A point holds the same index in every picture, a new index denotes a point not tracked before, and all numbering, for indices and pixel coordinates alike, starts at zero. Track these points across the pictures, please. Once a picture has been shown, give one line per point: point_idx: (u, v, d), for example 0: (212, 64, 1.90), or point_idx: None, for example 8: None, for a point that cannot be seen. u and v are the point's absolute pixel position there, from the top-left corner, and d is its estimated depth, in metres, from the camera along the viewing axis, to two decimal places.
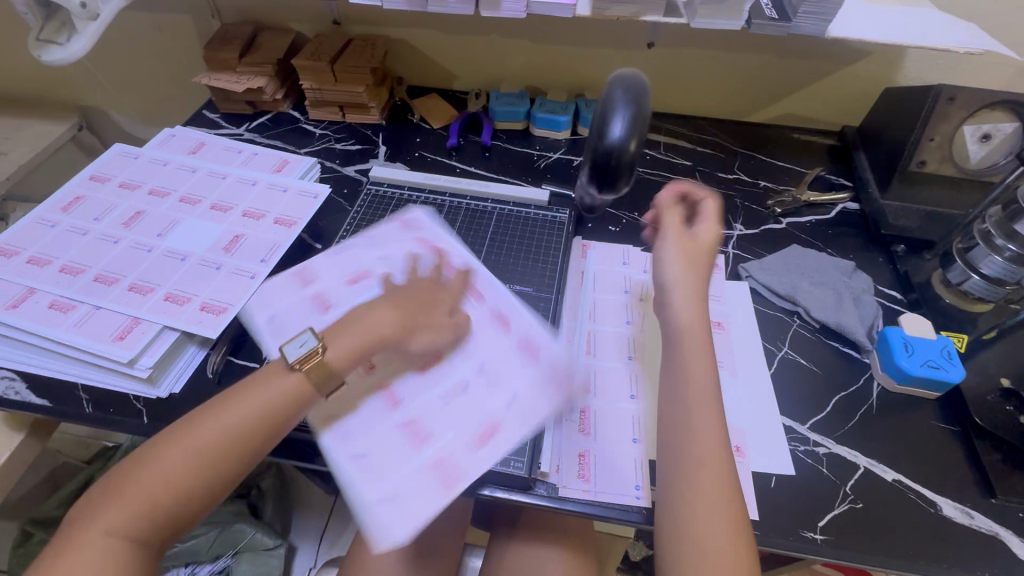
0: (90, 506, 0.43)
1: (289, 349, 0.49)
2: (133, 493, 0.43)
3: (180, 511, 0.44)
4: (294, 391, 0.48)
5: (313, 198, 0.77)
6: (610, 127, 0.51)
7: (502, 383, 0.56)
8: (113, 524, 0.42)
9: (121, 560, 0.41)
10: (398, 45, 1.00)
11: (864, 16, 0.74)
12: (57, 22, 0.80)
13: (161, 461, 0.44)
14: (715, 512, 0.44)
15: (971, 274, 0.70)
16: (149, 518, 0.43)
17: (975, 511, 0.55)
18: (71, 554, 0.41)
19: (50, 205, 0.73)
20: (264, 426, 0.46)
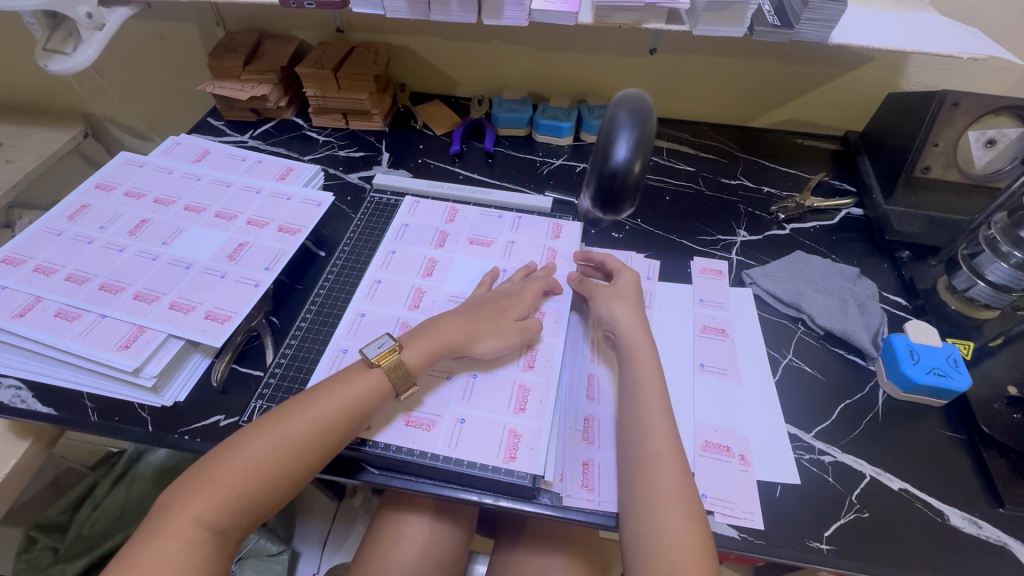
0: (179, 496, 0.48)
1: (369, 350, 0.58)
2: (221, 483, 0.48)
3: (260, 498, 0.49)
4: (374, 386, 0.55)
5: (317, 206, 0.77)
6: (614, 149, 0.48)
7: (524, 402, 0.59)
8: (189, 517, 0.47)
9: (205, 544, 0.47)
10: (400, 52, 1.01)
11: (867, 22, 0.74)
12: (63, 32, 0.81)
13: (246, 453, 0.50)
14: (676, 505, 0.50)
15: (977, 280, 0.70)
16: (233, 505, 0.48)
17: (983, 521, 0.55)
18: (160, 539, 0.46)
19: (56, 214, 0.74)
20: (341, 421, 0.53)
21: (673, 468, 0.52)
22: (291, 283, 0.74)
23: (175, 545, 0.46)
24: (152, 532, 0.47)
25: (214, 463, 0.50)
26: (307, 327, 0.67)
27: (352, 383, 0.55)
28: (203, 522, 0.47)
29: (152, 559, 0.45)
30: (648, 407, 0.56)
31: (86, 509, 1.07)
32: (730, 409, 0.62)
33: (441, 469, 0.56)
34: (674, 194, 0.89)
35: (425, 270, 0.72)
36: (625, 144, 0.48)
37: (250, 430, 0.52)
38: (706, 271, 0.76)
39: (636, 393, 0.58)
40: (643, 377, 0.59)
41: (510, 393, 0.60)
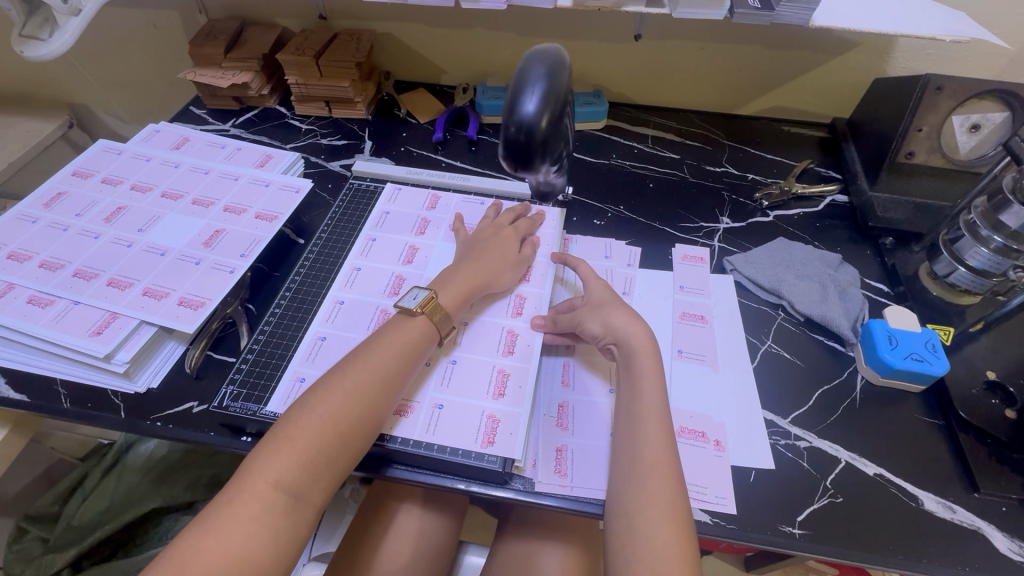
0: (256, 459, 0.47)
1: (406, 302, 0.59)
2: (301, 442, 0.47)
3: (336, 459, 0.49)
4: (421, 335, 0.57)
5: (295, 194, 0.76)
6: (523, 100, 0.45)
7: (504, 387, 0.58)
8: (268, 480, 0.45)
9: (283, 509, 0.45)
10: (384, 39, 1.00)
11: (850, 5, 0.73)
12: (40, 17, 0.80)
13: (323, 409, 0.49)
14: (668, 519, 0.47)
15: (957, 266, 0.69)
16: (314, 464, 0.47)
17: (958, 505, 0.55)
18: (238, 505, 0.44)
19: (32, 201, 0.73)
20: (398, 372, 0.54)
21: (665, 473, 0.50)
22: (269, 270, 0.73)
23: (257, 510, 0.44)
24: (227, 498, 0.45)
25: (289, 424, 0.49)
26: (281, 312, 0.66)
27: (403, 331, 0.56)
28: (286, 484, 0.46)
29: (232, 525, 0.43)
30: (642, 415, 0.54)
31: (75, 499, 1.07)
32: (707, 395, 0.62)
33: (412, 454, 0.55)
34: (658, 181, 0.88)
35: (407, 257, 0.71)
36: (534, 98, 0.45)
37: (313, 389, 0.51)
38: (688, 258, 0.76)
39: (633, 403, 0.55)
40: (638, 384, 0.55)
41: (490, 379, 0.59)
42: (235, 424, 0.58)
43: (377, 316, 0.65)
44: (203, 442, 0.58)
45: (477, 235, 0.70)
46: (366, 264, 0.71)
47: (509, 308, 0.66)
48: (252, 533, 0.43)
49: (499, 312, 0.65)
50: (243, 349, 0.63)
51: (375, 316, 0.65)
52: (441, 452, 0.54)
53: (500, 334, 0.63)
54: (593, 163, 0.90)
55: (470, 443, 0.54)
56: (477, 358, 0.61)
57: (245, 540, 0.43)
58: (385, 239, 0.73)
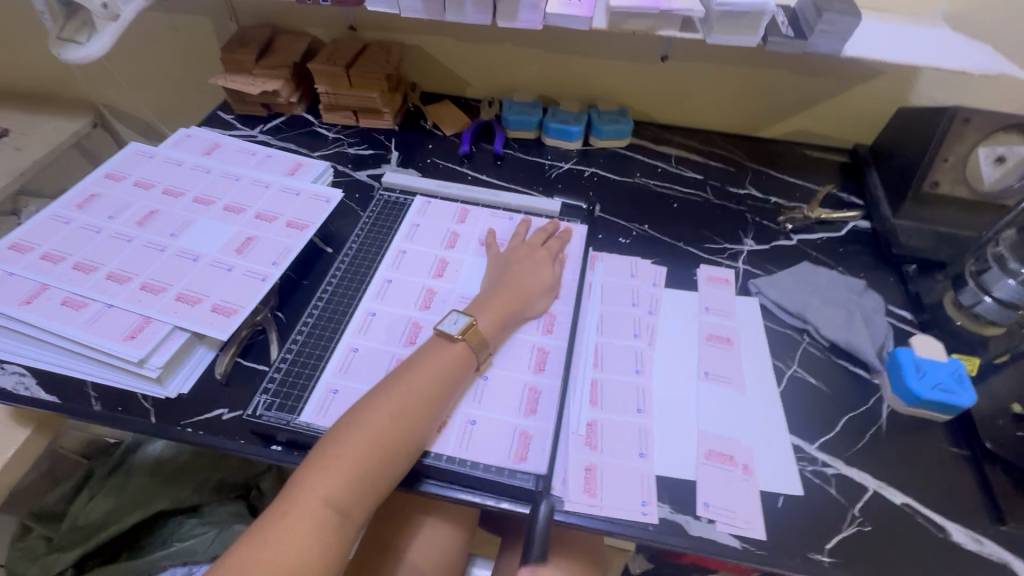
0: (304, 474, 0.48)
1: (446, 326, 0.60)
2: (348, 459, 0.48)
3: (382, 476, 0.50)
4: (461, 358, 0.58)
5: (326, 203, 0.77)
6: None
7: (535, 404, 0.59)
8: (317, 497, 0.46)
9: (332, 527, 0.46)
10: (413, 52, 1.01)
11: (878, 36, 0.75)
12: (78, 21, 0.80)
13: (368, 429, 0.50)
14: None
15: (983, 296, 0.69)
16: (359, 483, 0.48)
17: (986, 537, 0.55)
18: (290, 520, 0.45)
19: (65, 202, 0.74)
20: (439, 392, 0.55)
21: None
22: (298, 279, 0.74)
23: (307, 527, 0.45)
24: (281, 511, 0.46)
25: (335, 440, 0.49)
26: (313, 322, 0.67)
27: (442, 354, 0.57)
28: (335, 499, 0.47)
29: (284, 537, 0.44)
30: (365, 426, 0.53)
31: (82, 499, 1.07)
32: (734, 417, 0.62)
33: (444, 470, 0.55)
34: (682, 202, 0.89)
35: (438, 270, 0.72)
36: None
37: (359, 406, 0.52)
38: (712, 280, 0.76)
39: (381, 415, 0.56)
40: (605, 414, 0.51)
41: (522, 395, 0.60)
42: (265, 433, 0.58)
43: (407, 330, 0.65)
44: (232, 450, 0.58)
45: (510, 255, 0.71)
46: (397, 276, 0.71)
47: (539, 325, 0.67)
48: (303, 546, 0.44)
49: (530, 328, 0.66)
50: (274, 357, 0.64)
51: (407, 330, 0.65)
52: (473, 469, 0.55)
53: (531, 350, 0.64)
54: (617, 181, 0.91)
55: (504, 461, 0.55)
56: (507, 374, 0.62)
57: (293, 552, 0.44)
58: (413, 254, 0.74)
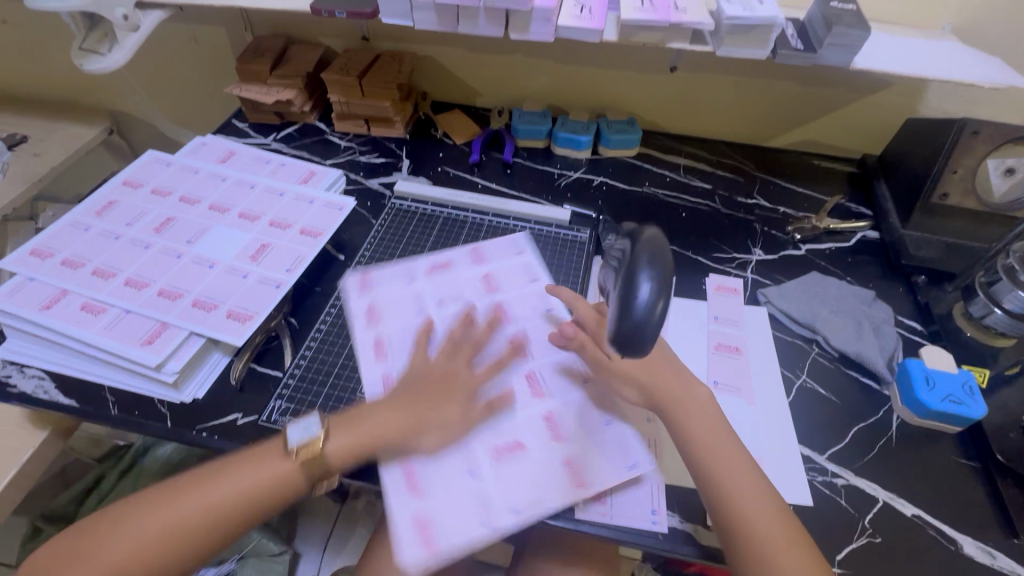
0: (147, 500, 0.50)
1: (296, 432, 0.54)
2: (189, 499, 0.50)
3: (234, 520, 0.51)
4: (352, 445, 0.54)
5: (339, 211, 0.78)
6: (636, 288, 0.44)
7: (560, 434, 0.57)
8: (152, 524, 0.49)
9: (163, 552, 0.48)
10: (423, 62, 1.02)
11: (886, 48, 0.75)
12: (99, 32, 0.83)
13: (238, 475, 0.52)
14: (791, 544, 0.49)
15: (994, 308, 0.70)
16: (197, 522, 0.49)
17: (997, 550, 0.55)
18: (123, 530, 0.49)
19: (84, 209, 0.75)
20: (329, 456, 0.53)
21: (761, 500, 0.52)
22: (311, 286, 0.75)
23: (138, 546, 0.48)
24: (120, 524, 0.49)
25: (202, 477, 0.52)
26: (326, 330, 0.68)
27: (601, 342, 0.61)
28: (182, 526, 0.49)
29: (96, 550, 0.47)
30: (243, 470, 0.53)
31: (92, 501, 1.07)
32: (743, 427, 0.63)
33: None
34: (690, 211, 0.89)
35: (486, 286, 0.71)
36: (649, 283, 0.44)
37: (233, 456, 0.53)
38: (721, 289, 0.77)
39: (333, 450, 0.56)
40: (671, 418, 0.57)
41: (540, 428, 0.58)
42: None
43: (372, 347, 0.64)
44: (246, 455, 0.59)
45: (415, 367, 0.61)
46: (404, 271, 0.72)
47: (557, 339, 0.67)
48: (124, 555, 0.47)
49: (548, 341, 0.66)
50: (289, 363, 0.65)
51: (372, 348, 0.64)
52: None
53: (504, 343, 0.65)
54: (626, 190, 0.92)
55: None
56: (517, 413, 0.58)
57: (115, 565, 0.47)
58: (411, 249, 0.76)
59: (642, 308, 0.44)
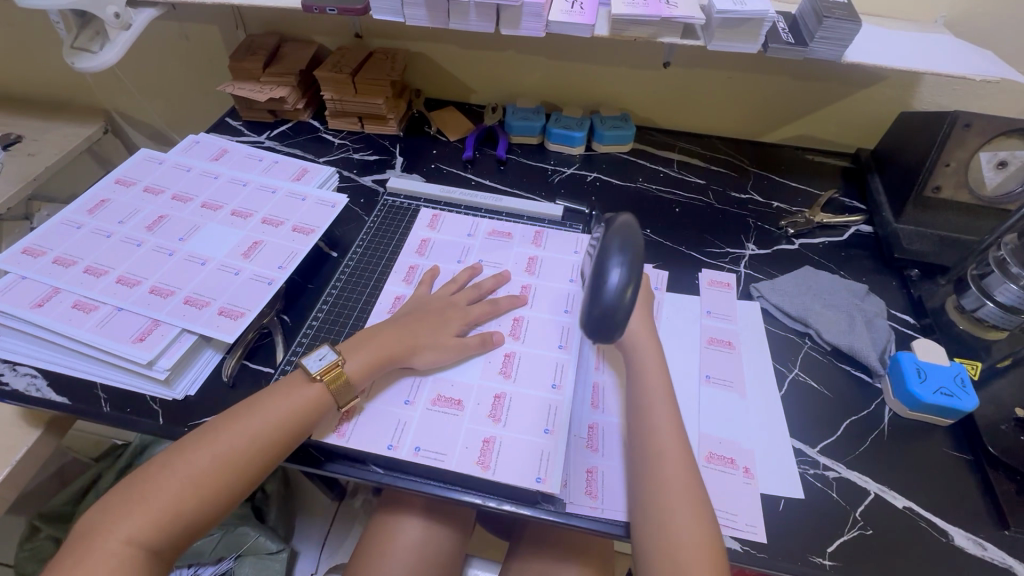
0: (108, 518, 0.48)
1: (311, 363, 0.58)
2: (153, 503, 0.48)
3: (243, 471, 0.52)
4: (316, 401, 0.56)
5: (331, 208, 0.78)
6: (608, 273, 0.45)
7: (500, 413, 0.59)
8: (118, 538, 0.47)
9: (137, 564, 0.46)
10: (417, 59, 1.02)
11: (878, 42, 0.75)
12: (91, 31, 0.82)
13: (236, 429, 0.53)
14: (688, 526, 0.50)
15: (986, 301, 0.69)
16: (167, 524, 0.48)
17: (988, 542, 0.55)
18: (88, 562, 0.46)
19: (77, 207, 0.75)
20: (282, 434, 0.54)
21: (679, 486, 0.52)
22: (303, 283, 0.75)
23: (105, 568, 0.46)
24: (82, 555, 0.47)
25: (208, 434, 0.52)
26: (318, 327, 0.68)
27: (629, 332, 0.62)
28: (202, 482, 0.50)
29: (121, 515, 0.48)
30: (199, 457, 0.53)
31: (90, 500, 1.07)
32: (736, 421, 0.63)
33: (445, 472, 0.56)
34: (684, 206, 0.89)
35: (527, 268, 0.74)
36: (619, 269, 0.45)
37: (180, 444, 0.52)
38: (714, 284, 0.77)
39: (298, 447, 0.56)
40: (642, 395, 0.59)
41: (486, 402, 0.60)
42: None
43: (390, 301, 0.70)
44: None
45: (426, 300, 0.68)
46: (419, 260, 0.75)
47: (554, 338, 0.66)
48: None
49: (544, 338, 0.66)
50: (281, 360, 0.65)
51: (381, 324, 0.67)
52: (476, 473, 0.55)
53: (507, 321, 0.68)
54: (619, 186, 0.92)
55: (505, 465, 0.55)
56: (479, 387, 0.61)
57: (143, 527, 0.47)
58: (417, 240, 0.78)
59: (612, 293, 0.45)
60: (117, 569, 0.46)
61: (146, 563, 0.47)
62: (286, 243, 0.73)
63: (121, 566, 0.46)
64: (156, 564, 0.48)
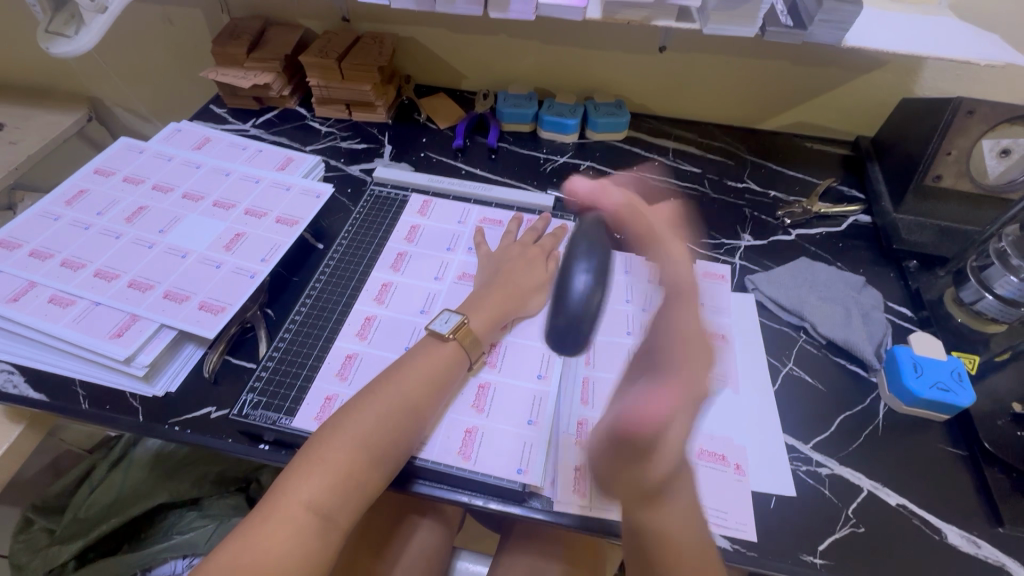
0: (286, 479, 0.48)
1: (437, 325, 0.59)
2: (332, 462, 0.48)
3: (400, 435, 0.52)
4: (451, 357, 0.57)
5: (316, 198, 0.76)
6: None
7: (483, 403, 0.58)
8: (298, 499, 0.46)
9: (313, 528, 0.46)
10: (406, 43, 0.99)
11: (881, 25, 0.72)
12: (66, 14, 0.79)
13: (394, 390, 0.53)
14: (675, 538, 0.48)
15: (985, 294, 0.68)
16: (343, 487, 0.48)
17: (982, 540, 0.54)
18: (271, 524, 0.45)
19: (54, 198, 0.73)
20: (426, 396, 0.54)
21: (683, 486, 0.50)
22: (288, 276, 0.73)
23: (289, 530, 0.45)
24: (261, 517, 0.46)
25: (367, 398, 0.53)
26: (302, 320, 0.66)
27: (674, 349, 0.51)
28: (368, 444, 0.50)
29: (299, 477, 0.47)
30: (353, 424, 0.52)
31: (84, 491, 1.05)
32: (728, 416, 0.61)
33: (435, 471, 0.55)
34: (678, 196, 0.87)
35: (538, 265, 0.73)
36: None
37: (343, 410, 0.52)
38: (708, 275, 0.75)
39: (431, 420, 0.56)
40: None
41: (470, 393, 0.59)
42: (253, 432, 0.58)
43: (378, 290, 0.69)
44: (220, 449, 0.57)
45: (503, 255, 0.69)
46: (410, 248, 0.74)
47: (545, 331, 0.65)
48: (275, 549, 0.44)
49: (533, 333, 0.65)
50: (263, 354, 0.63)
51: (359, 324, 0.65)
52: (462, 470, 0.54)
53: None
54: (613, 176, 0.90)
55: (498, 466, 0.54)
56: (469, 381, 0.60)
57: (321, 491, 0.47)
58: (410, 224, 0.77)
59: None
60: (299, 532, 0.45)
61: (324, 528, 0.46)
62: (270, 235, 0.71)
63: (299, 530, 0.45)
64: (332, 529, 0.47)
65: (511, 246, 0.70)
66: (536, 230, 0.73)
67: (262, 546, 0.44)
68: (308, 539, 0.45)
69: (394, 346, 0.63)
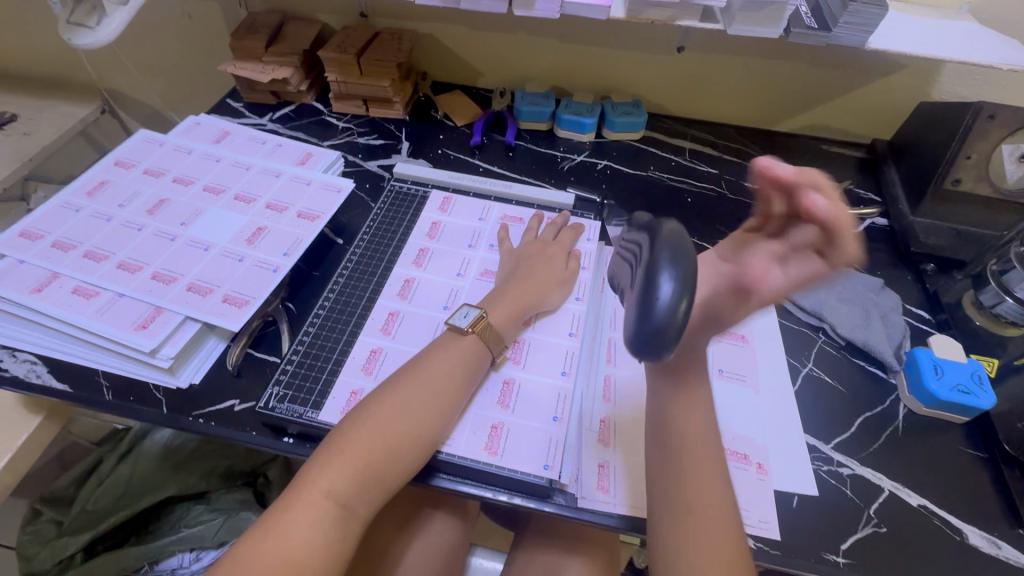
0: (309, 468, 0.48)
1: (457, 319, 0.60)
2: (350, 453, 0.48)
3: (420, 428, 0.51)
4: (473, 353, 0.58)
5: (336, 193, 0.76)
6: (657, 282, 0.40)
7: (509, 399, 0.59)
8: (319, 488, 0.47)
9: (334, 517, 0.46)
10: (423, 40, 0.99)
11: (905, 28, 0.72)
12: (87, 5, 0.79)
13: (414, 384, 0.53)
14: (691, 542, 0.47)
15: (1005, 297, 0.68)
16: (362, 478, 0.48)
17: (1002, 541, 0.54)
18: (294, 512, 0.45)
19: (75, 190, 0.73)
20: (446, 390, 0.54)
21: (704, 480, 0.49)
22: (308, 270, 0.73)
23: (311, 518, 0.45)
24: (284, 505, 0.46)
25: (387, 391, 0.53)
26: (325, 315, 0.66)
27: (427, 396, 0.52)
28: (386, 437, 0.50)
29: (319, 467, 0.48)
30: None
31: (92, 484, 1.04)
32: (749, 415, 0.62)
33: (460, 465, 0.55)
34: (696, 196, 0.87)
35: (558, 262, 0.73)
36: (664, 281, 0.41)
37: (364, 402, 0.52)
38: None
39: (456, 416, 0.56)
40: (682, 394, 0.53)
41: (494, 388, 0.60)
42: (277, 425, 0.58)
43: (400, 285, 0.69)
44: (244, 441, 0.58)
45: (523, 252, 0.70)
46: (431, 245, 0.74)
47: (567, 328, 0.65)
48: (297, 539, 0.44)
49: (554, 330, 0.65)
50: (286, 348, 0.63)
51: (383, 319, 0.66)
52: (487, 465, 0.54)
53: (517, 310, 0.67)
54: (631, 175, 0.90)
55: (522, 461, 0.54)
56: (493, 378, 0.60)
57: (340, 481, 0.47)
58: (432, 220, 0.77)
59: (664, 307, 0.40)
60: (322, 521, 0.46)
61: (344, 518, 0.47)
62: (292, 229, 0.72)
63: (319, 518, 0.46)
64: (352, 520, 0.47)
65: (533, 244, 0.71)
66: (555, 224, 0.75)
67: (282, 537, 0.44)
68: (329, 527, 0.46)
69: (417, 342, 0.63)
